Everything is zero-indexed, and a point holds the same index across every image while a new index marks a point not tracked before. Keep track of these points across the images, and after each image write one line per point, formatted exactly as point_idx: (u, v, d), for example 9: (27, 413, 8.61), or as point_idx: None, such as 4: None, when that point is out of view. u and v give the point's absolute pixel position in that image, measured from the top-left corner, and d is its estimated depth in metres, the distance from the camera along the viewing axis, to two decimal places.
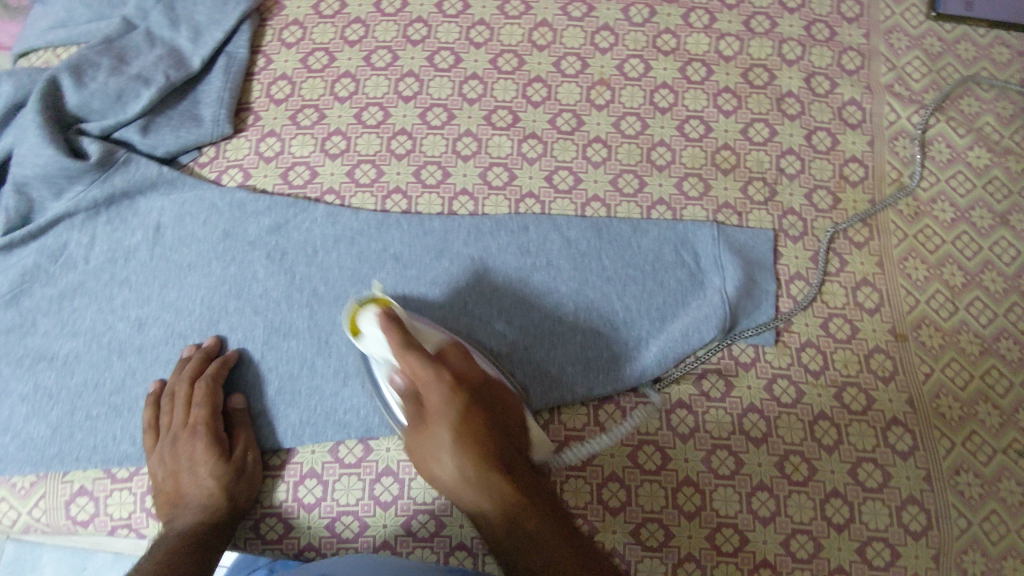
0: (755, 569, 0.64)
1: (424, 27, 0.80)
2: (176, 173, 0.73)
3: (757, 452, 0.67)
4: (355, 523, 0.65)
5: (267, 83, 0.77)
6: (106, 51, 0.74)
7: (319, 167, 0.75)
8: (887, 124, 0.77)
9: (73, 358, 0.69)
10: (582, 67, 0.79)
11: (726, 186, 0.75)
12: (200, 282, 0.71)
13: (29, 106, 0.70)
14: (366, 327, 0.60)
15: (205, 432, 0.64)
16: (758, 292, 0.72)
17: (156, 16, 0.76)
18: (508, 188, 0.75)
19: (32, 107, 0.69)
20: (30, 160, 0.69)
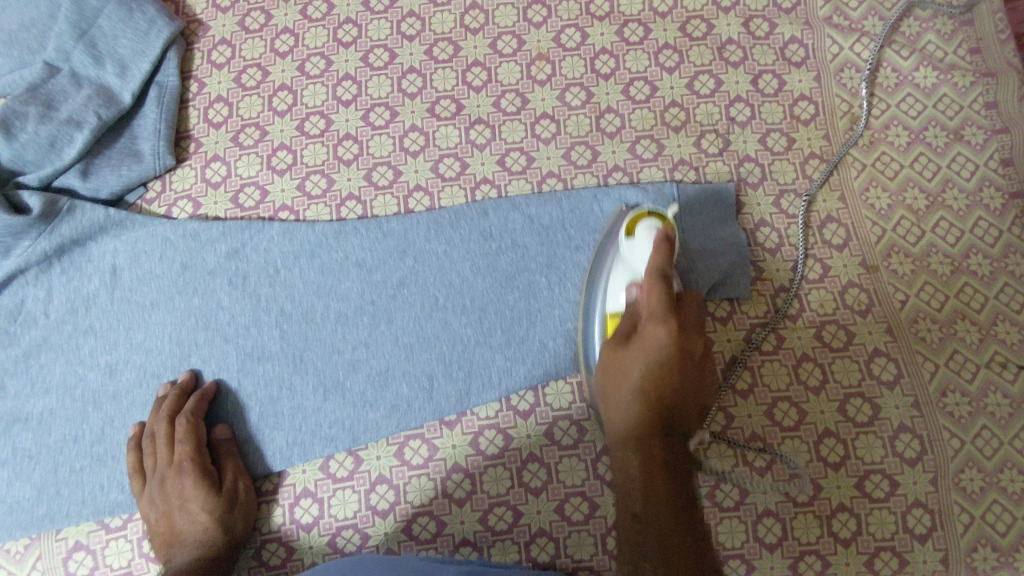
0: (758, 519, 0.65)
1: (354, 27, 0.78)
2: (124, 214, 0.71)
3: (746, 404, 0.67)
4: (356, 536, 0.65)
5: (202, 107, 0.76)
6: (31, 99, 0.71)
7: (269, 185, 0.74)
8: (831, 57, 0.76)
9: (49, 416, 0.68)
10: (518, 44, 0.77)
11: (679, 143, 0.74)
12: (165, 319, 0.70)
13: None
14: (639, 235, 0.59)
15: (191, 467, 0.63)
16: (726, 243, 0.71)
17: (78, 55, 0.73)
18: (461, 178, 0.74)
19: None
20: None
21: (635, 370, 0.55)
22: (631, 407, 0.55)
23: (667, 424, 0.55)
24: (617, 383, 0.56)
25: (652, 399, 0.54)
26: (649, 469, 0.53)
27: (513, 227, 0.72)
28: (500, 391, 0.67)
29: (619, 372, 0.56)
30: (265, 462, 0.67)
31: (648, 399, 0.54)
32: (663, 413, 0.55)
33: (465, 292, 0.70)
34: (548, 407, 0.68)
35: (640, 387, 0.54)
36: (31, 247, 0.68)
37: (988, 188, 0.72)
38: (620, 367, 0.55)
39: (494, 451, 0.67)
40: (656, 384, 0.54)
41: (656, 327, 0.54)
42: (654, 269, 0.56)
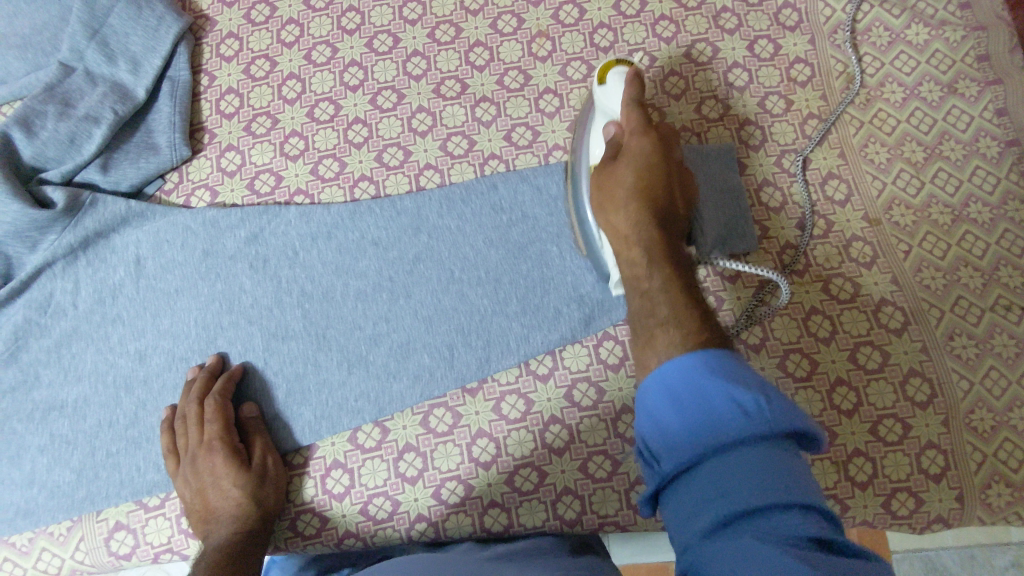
0: None
1: (357, 15, 0.80)
2: (144, 205, 0.73)
3: (758, 357, 0.69)
4: (387, 503, 0.67)
5: (214, 99, 0.78)
6: (49, 98, 0.73)
7: (283, 171, 0.75)
8: (824, 20, 0.78)
9: (83, 402, 0.69)
10: (518, 23, 0.79)
11: (681, 110, 0.76)
12: (190, 304, 0.71)
13: None
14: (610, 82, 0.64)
15: (223, 445, 0.65)
16: (731, 203, 0.72)
17: (91, 54, 0.75)
18: (470, 154, 0.76)
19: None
20: None
21: (630, 181, 0.60)
22: (627, 217, 0.59)
23: (671, 244, 0.58)
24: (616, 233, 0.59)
25: (643, 195, 0.59)
26: (670, 299, 0.53)
27: (523, 199, 0.74)
28: (519, 358, 0.70)
29: (609, 191, 0.61)
30: (295, 436, 0.69)
31: (643, 207, 0.59)
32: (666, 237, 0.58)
33: (480, 264, 0.72)
34: (566, 370, 0.70)
35: (634, 183, 0.60)
36: (59, 241, 0.70)
37: (984, 137, 0.74)
38: (611, 179, 0.61)
39: (517, 415, 0.69)
40: (648, 202, 0.59)
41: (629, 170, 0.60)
42: (637, 120, 0.62)
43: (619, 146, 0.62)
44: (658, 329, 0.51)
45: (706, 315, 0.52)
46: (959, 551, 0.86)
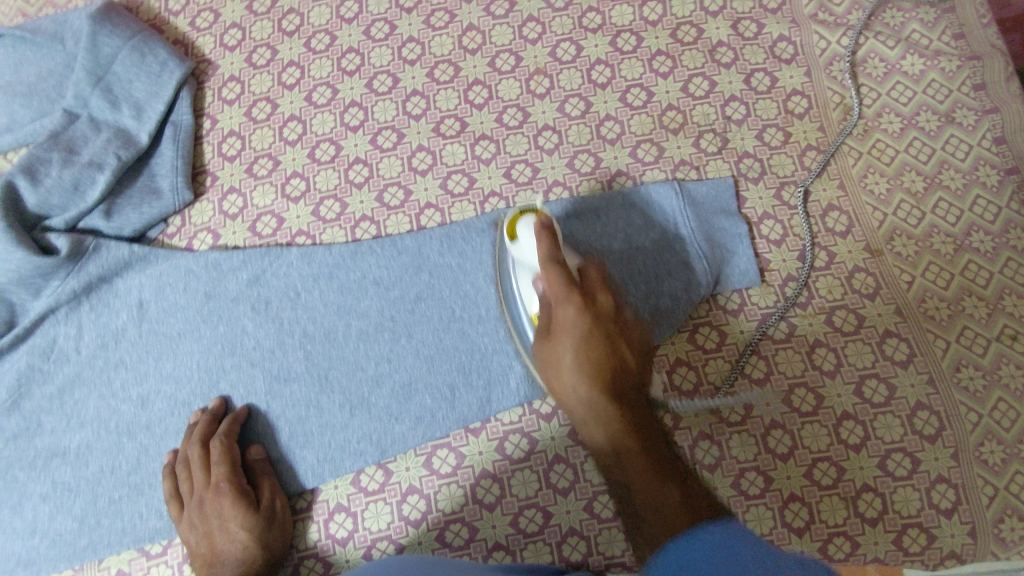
0: (784, 505, 0.66)
1: (357, 56, 0.81)
2: (147, 249, 0.73)
3: (763, 392, 0.69)
4: (391, 547, 0.67)
5: (217, 142, 0.79)
6: (54, 146, 0.74)
7: (285, 213, 0.76)
8: (820, 52, 0.79)
9: (85, 449, 0.70)
10: (516, 61, 0.80)
11: (679, 144, 0.77)
12: (193, 346, 0.72)
13: None
14: (523, 231, 0.61)
15: (228, 487, 0.65)
16: (731, 238, 0.73)
17: (95, 101, 0.76)
18: (470, 193, 0.76)
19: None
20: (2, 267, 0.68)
21: (572, 361, 0.56)
22: (572, 377, 0.56)
23: (620, 400, 0.54)
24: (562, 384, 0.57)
25: (587, 369, 0.55)
26: (637, 477, 0.49)
27: None
28: (523, 396, 0.69)
29: (559, 377, 0.57)
30: (298, 479, 0.68)
31: (585, 374, 0.55)
32: (615, 399, 0.54)
33: (481, 303, 0.72)
34: None
35: (572, 359, 0.56)
36: (63, 287, 0.71)
37: (984, 166, 0.74)
38: (554, 358, 0.57)
39: (520, 455, 0.68)
40: (590, 362, 0.55)
41: (566, 311, 0.56)
42: (547, 260, 0.58)
43: (552, 326, 0.58)
44: (642, 497, 0.48)
45: (670, 467, 0.49)
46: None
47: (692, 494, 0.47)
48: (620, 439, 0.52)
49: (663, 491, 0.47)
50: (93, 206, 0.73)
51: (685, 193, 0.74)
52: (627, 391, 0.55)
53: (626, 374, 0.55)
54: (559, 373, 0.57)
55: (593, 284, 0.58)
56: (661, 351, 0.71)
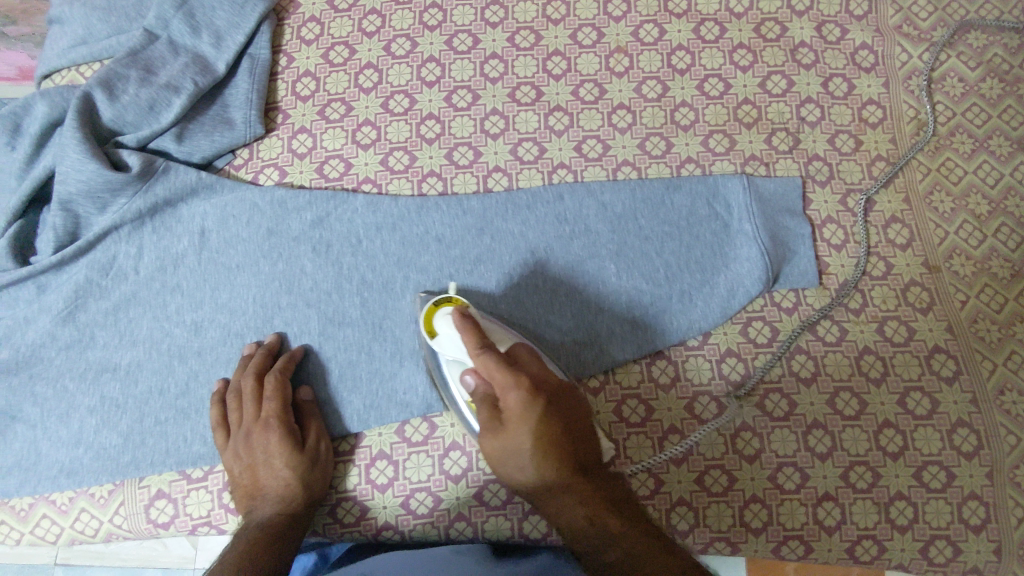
0: (818, 502, 0.67)
1: (439, 12, 0.81)
2: (215, 177, 0.73)
3: (809, 391, 0.70)
4: (429, 499, 0.68)
5: (291, 81, 0.78)
6: (132, 63, 0.73)
7: (353, 159, 0.76)
8: (900, 65, 0.79)
9: (136, 367, 0.70)
10: (598, 37, 0.80)
11: (751, 139, 0.77)
12: (250, 281, 0.72)
13: (66, 123, 0.69)
14: (442, 327, 0.63)
15: (278, 424, 0.65)
16: (793, 239, 0.73)
17: (177, 23, 0.76)
18: (539, 162, 0.76)
19: (73, 121, 0.69)
20: (73, 178, 0.68)
21: (543, 454, 0.56)
22: (529, 461, 0.56)
23: (578, 457, 0.57)
24: (518, 466, 0.56)
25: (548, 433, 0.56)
26: (616, 538, 0.55)
27: (588, 212, 0.74)
28: (573, 369, 0.70)
29: (526, 469, 0.56)
30: (344, 423, 0.69)
31: (550, 459, 0.56)
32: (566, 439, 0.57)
33: (539, 273, 0.73)
34: (617, 386, 0.71)
35: (534, 453, 0.56)
36: (129, 205, 0.71)
37: None
38: (506, 446, 0.56)
39: None
40: (546, 447, 0.56)
41: (513, 398, 0.56)
42: (477, 347, 0.59)
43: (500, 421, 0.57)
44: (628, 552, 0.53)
45: (628, 515, 0.56)
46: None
47: (651, 533, 0.55)
48: (597, 518, 0.56)
49: (629, 532, 0.55)
50: (164, 128, 0.72)
51: (756, 189, 0.74)
52: (574, 438, 0.57)
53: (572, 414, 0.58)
54: (513, 466, 0.57)
55: (522, 359, 0.60)
56: (711, 340, 0.72)
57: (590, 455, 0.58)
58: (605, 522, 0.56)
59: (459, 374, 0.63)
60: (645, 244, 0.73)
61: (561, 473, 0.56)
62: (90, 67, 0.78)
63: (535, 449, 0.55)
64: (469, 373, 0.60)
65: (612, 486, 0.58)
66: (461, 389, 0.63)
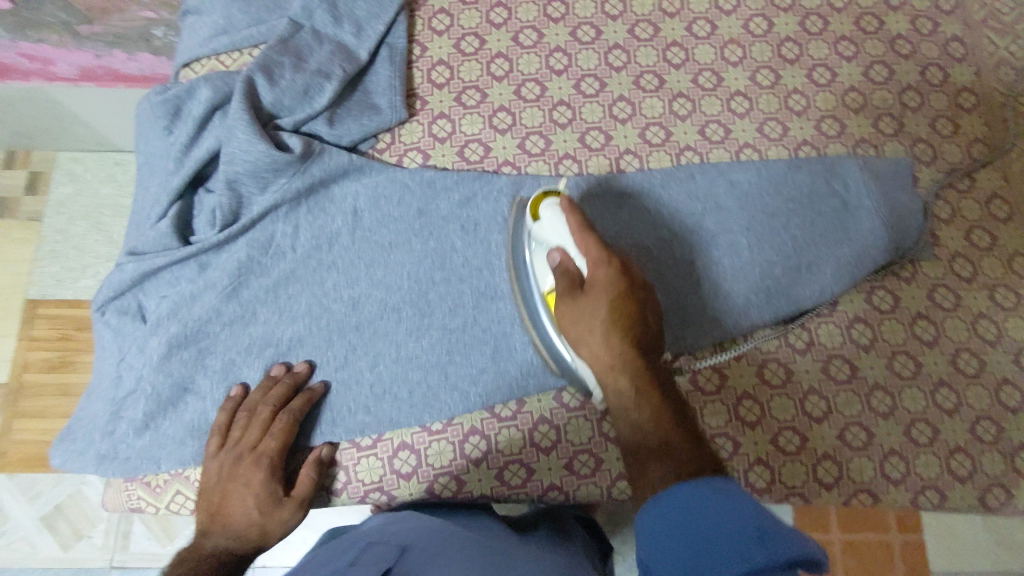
0: (950, 454, 0.73)
1: (562, 5, 0.85)
2: (364, 160, 0.76)
3: (932, 353, 0.75)
4: (591, 460, 0.72)
5: (426, 69, 0.82)
6: (284, 50, 0.76)
7: (492, 143, 0.79)
8: (988, 56, 0.86)
9: (298, 341, 0.72)
10: (712, 29, 0.85)
11: (859, 123, 0.83)
12: (404, 258, 0.75)
13: (233, 106, 0.72)
14: (547, 211, 0.68)
15: (269, 463, 0.65)
16: (908, 212, 0.78)
17: (320, 14, 0.79)
18: (667, 145, 0.81)
19: (238, 103, 0.71)
20: (240, 157, 0.71)
21: (601, 310, 0.62)
22: (601, 328, 0.62)
23: (641, 342, 0.62)
24: (587, 331, 0.63)
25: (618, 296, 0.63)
26: (660, 425, 0.58)
27: (716, 190, 0.79)
28: (717, 336, 0.75)
29: (581, 320, 0.63)
30: (504, 392, 0.72)
31: (618, 333, 0.62)
32: (627, 304, 0.63)
33: (677, 247, 0.77)
34: (757, 350, 0.75)
35: (608, 318, 0.62)
36: (287, 185, 0.73)
37: None
38: (580, 311, 0.63)
39: (713, 387, 0.74)
40: (619, 320, 0.62)
41: (603, 268, 0.64)
42: (578, 228, 0.66)
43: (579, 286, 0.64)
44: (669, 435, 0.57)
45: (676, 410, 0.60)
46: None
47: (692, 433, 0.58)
48: (646, 393, 0.60)
49: (672, 423, 0.58)
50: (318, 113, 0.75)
51: (870, 167, 0.80)
52: (642, 325, 0.63)
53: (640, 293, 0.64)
54: (585, 335, 0.63)
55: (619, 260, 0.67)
56: (840, 307, 0.77)
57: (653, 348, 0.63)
58: (653, 403, 0.59)
59: (547, 258, 0.68)
60: (774, 219, 0.78)
61: (625, 345, 0.61)
62: (230, 56, 0.81)
63: (609, 318, 0.62)
64: (558, 250, 0.66)
65: (664, 377, 0.62)
66: (545, 267, 0.68)
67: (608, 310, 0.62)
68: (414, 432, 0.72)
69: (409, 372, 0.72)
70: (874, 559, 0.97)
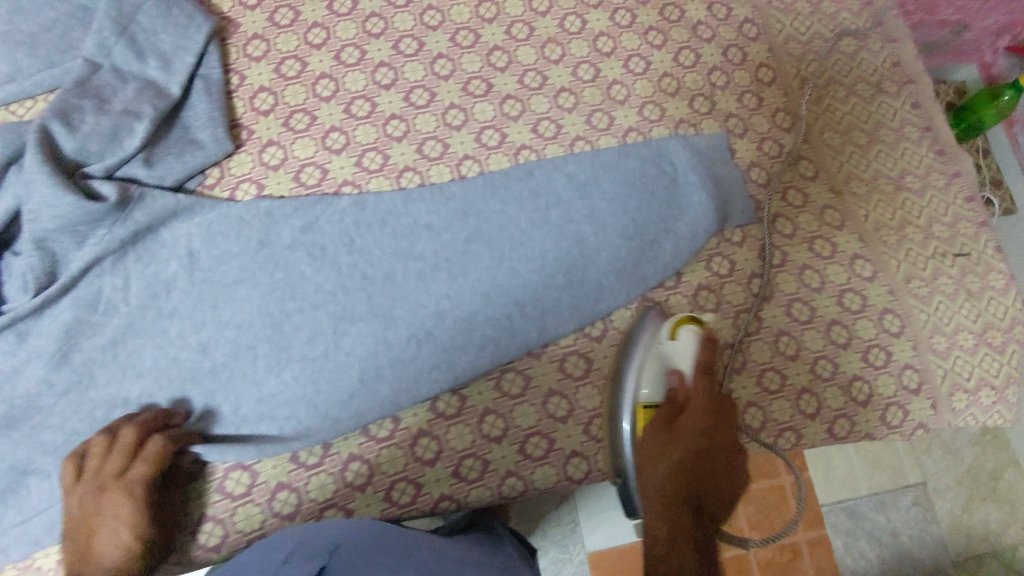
0: (799, 395, 0.79)
1: (380, 20, 0.85)
2: (192, 198, 0.72)
3: (770, 307, 0.82)
4: (477, 464, 0.73)
5: (248, 97, 0.79)
6: (83, 93, 0.71)
7: (328, 164, 0.78)
8: (777, 34, 0.95)
9: (147, 399, 0.67)
10: (530, 30, 0.88)
11: (677, 106, 0.89)
12: (251, 294, 0.71)
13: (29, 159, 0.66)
14: (683, 335, 0.73)
15: (144, 493, 0.61)
16: (728, 183, 0.85)
17: (119, 50, 0.74)
18: (503, 146, 0.83)
19: (34, 157, 0.66)
20: (47, 213, 0.65)
21: (674, 456, 0.64)
22: (661, 472, 0.64)
23: (690, 485, 0.64)
24: (650, 463, 0.66)
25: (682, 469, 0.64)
26: (668, 553, 0.59)
27: (557, 184, 0.81)
28: (575, 324, 0.77)
29: (657, 454, 0.66)
30: (376, 411, 0.71)
31: (680, 470, 0.64)
32: (684, 491, 0.64)
33: (528, 243, 0.78)
34: (615, 331, 0.79)
35: (668, 471, 0.64)
36: (109, 236, 0.68)
37: (907, 125, 0.93)
38: (660, 446, 0.66)
39: (580, 373, 0.77)
40: (679, 472, 0.64)
41: (698, 400, 0.67)
42: (703, 363, 0.70)
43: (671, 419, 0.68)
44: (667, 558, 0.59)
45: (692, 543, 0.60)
46: (872, 498, 1.08)
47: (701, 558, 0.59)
48: (675, 536, 0.61)
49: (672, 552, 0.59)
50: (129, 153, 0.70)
51: (691, 146, 0.86)
52: (710, 471, 0.65)
53: (725, 465, 0.66)
54: (648, 472, 0.66)
55: (720, 407, 0.68)
56: (685, 278, 0.82)
57: (686, 509, 0.63)
58: (675, 529, 0.61)
59: (664, 371, 0.72)
60: (612, 204, 0.81)
61: (687, 480, 0.64)
62: (22, 105, 0.76)
63: (668, 470, 0.64)
64: (676, 373, 0.71)
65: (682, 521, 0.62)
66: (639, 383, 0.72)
67: (671, 466, 0.64)
68: (292, 470, 0.70)
69: (273, 409, 0.69)
70: (768, 503, 1.04)
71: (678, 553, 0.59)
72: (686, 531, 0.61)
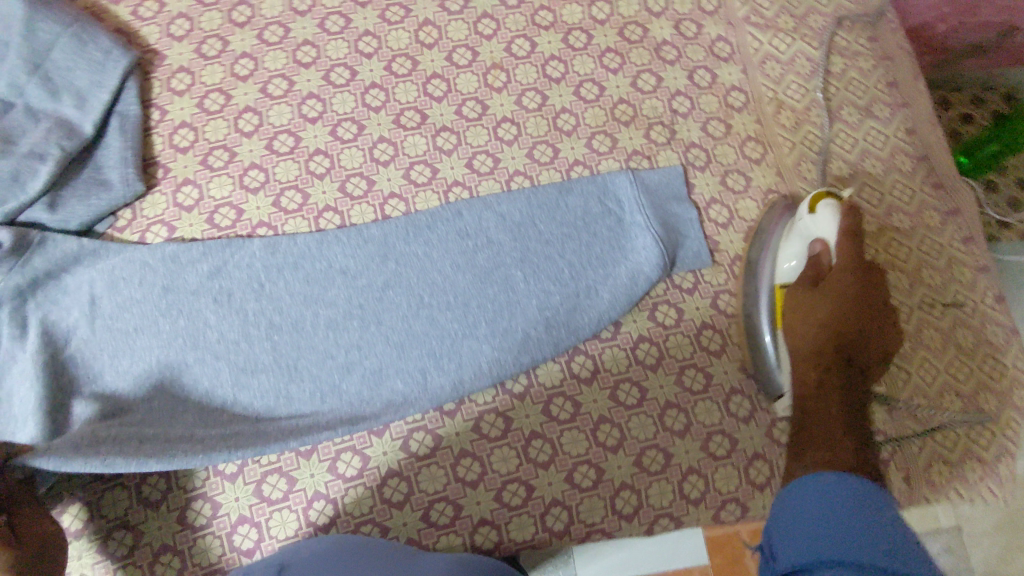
0: (749, 463, 0.70)
1: (313, 48, 0.81)
2: (97, 243, 0.70)
3: (721, 362, 0.73)
4: (375, 530, 0.66)
5: (167, 133, 0.77)
6: None
7: (244, 204, 0.75)
8: (753, 52, 0.85)
9: None
10: (473, 56, 0.83)
11: (631, 135, 0.81)
12: (150, 342, 0.69)
13: None
14: (821, 209, 0.70)
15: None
16: (682, 223, 0.77)
17: (32, 89, 0.73)
18: (433, 182, 0.77)
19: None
20: None
21: (822, 313, 0.67)
22: (802, 328, 0.67)
23: (842, 353, 0.65)
24: (800, 312, 0.68)
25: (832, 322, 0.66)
26: (831, 397, 0.62)
27: (487, 224, 0.75)
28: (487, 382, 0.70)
29: (805, 310, 0.68)
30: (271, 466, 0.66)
31: (820, 327, 0.66)
32: (841, 349, 0.65)
33: (449, 289, 0.73)
34: (541, 386, 0.71)
35: (818, 317, 0.67)
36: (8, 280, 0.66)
37: (900, 155, 0.82)
38: (800, 297, 0.69)
39: (497, 433, 0.70)
40: (827, 320, 0.66)
41: (849, 277, 0.67)
42: (848, 231, 0.68)
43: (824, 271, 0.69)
44: (831, 399, 0.62)
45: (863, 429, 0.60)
46: None
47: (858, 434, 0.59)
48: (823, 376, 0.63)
49: (844, 441, 0.57)
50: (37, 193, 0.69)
51: (641, 182, 0.78)
52: (820, 336, 0.66)
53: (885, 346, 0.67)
54: (789, 320, 0.68)
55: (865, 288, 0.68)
56: (624, 328, 0.74)
57: (835, 352, 0.65)
58: (825, 380, 0.63)
59: (800, 246, 0.72)
60: (546, 246, 0.75)
61: (828, 333, 0.66)
62: None
63: (826, 320, 0.66)
64: (821, 244, 0.70)
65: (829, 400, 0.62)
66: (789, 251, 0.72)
67: (820, 326, 0.66)
68: (177, 532, 0.65)
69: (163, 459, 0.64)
70: None
71: (836, 405, 0.61)
72: (840, 380, 0.63)
